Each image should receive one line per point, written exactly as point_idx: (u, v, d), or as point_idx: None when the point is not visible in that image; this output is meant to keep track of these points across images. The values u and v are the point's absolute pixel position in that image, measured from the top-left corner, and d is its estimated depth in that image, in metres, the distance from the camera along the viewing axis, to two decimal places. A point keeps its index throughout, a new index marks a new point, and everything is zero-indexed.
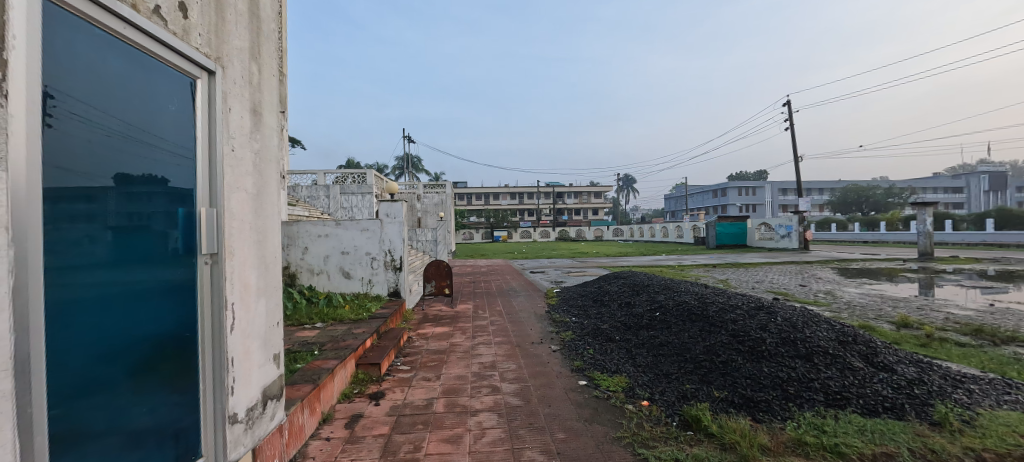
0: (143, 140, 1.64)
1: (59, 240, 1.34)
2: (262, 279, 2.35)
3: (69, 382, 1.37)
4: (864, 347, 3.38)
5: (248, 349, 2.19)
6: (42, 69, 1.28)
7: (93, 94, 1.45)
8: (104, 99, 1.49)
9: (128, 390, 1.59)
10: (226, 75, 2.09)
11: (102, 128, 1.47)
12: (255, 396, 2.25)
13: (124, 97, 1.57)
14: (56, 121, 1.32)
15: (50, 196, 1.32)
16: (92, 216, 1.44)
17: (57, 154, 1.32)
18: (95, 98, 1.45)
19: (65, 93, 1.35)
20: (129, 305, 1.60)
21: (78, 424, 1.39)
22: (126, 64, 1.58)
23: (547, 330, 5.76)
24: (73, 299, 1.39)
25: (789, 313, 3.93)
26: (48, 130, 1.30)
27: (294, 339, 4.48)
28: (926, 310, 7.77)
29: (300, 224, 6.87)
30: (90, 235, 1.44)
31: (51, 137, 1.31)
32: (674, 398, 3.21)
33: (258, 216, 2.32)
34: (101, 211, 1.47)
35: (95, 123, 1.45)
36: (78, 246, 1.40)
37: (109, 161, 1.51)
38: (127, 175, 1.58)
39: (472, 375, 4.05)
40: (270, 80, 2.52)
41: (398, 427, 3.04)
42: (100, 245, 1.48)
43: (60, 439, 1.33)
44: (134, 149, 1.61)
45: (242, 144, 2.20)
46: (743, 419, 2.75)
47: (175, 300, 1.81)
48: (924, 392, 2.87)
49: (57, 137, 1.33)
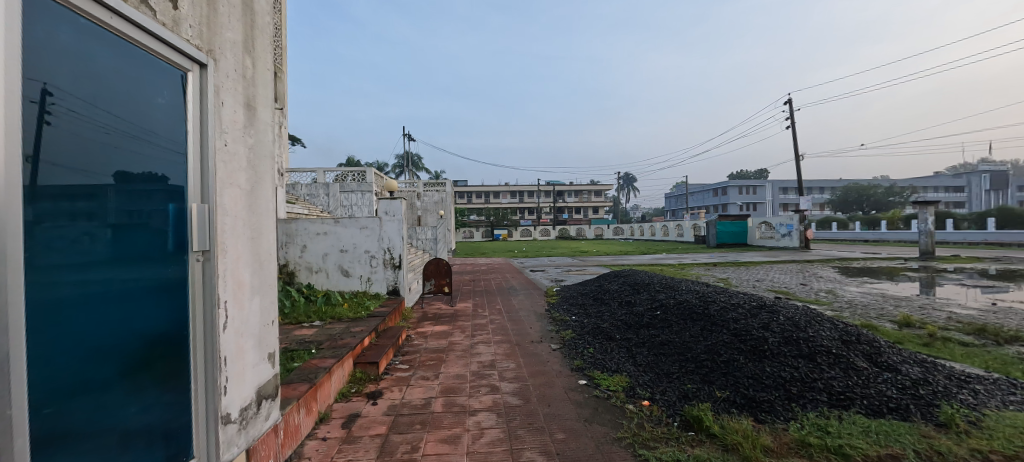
0: (134, 134, 1.60)
1: (56, 236, 1.33)
2: (256, 276, 2.31)
3: (60, 383, 1.34)
4: (868, 347, 3.34)
5: (241, 348, 2.15)
6: (37, 66, 1.27)
7: (90, 90, 1.43)
8: (99, 95, 1.47)
9: (121, 390, 1.55)
10: (218, 68, 2.04)
11: (100, 125, 1.46)
12: (249, 396, 2.20)
13: (113, 90, 1.53)
14: (55, 118, 1.31)
15: (50, 195, 1.31)
16: (91, 214, 1.43)
17: (56, 152, 1.31)
18: (92, 95, 1.44)
19: (63, 91, 1.34)
20: (122, 303, 1.56)
21: (69, 426, 1.36)
22: (114, 56, 1.53)
23: (547, 329, 5.72)
24: (72, 296, 1.38)
25: (792, 312, 3.89)
26: (47, 128, 1.29)
27: (291, 337, 4.44)
28: (928, 309, 7.73)
29: (299, 222, 6.83)
30: (89, 233, 1.43)
31: (51, 135, 1.30)
32: (675, 398, 3.18)
33: (251, 213, 2.27)
34: (100, 209, 1.47)
35: (93, 120, 1.43)
36: (77, 244, 1.39)
37: (109, 158, 1.50)
38: (127, 172, 1.57)
39: (471, 374, 4.01)
40: (265, 75, 2.47)
41: (395, 427, 3.00)
42: (100, 243, 1.47)
43: (50, 441, 1.29)
44: (126, 144, 1.57)
45: (236, 138, 2.15)
46: (745, 420, 2.71)
47: (169, 298, 1.77)
48: (930, 392, 2.83)
49: (56, 135, 1.32)
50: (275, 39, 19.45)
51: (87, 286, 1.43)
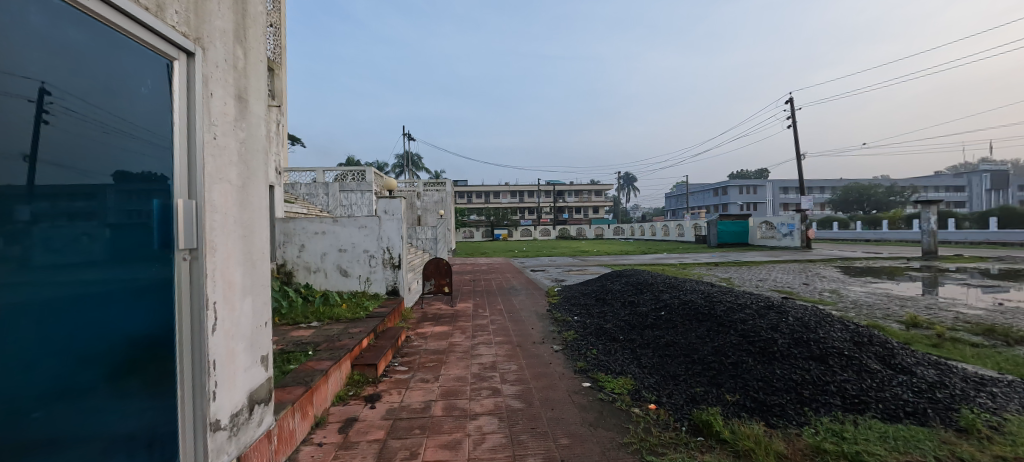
0: (117, 126, 1.51)
1: (56, 237, 1.30)
2: (248, 276, 2.21)
3: (37, 390, 1.26)
4: (880, 349, 3.24)
5: (232, 351, 2.05)
6: (36, 65, 1.24)
7: (85, 88, 1.40)
8: (94, 93, 1.44)
9: (106, 394, 1.48)
10: (207, 57, 1.94)
11: (96, 124, 1.44)
12: (240, 400, 2.11)
13: (92, 78, 1.43)
14: (53, 118, 1.29)
15: (49, 195, 1.28)
16: (91, 214, 1.41)
17: (55, 151, 1.29)
18: (87, 93, 1.41)
19: (61, 90, 1.32)
20: (103, 304, 1.47)
21: (49, 435, 1.28)
22: (93, 41, 1.43)
23: (549, 329, 5.63)
24: (72, 295, 1.36)
25: (801, 312, 3.79)
26: (44, 127, 1.26)
27: (288, 339, 4.34)
28: (935, 309, 7.62)
29: (297, 221, 6.73)
30: (89, 233, 1.41)
31: (50, 135, 1.28)
32: (682, 402, 3.08)
33: (242, 209, 2.18)
34: (100, 208, 1.44)
35: (90, 120, 1.41)
36: (78, 244, 1.37)
37: (106, 158, 1.48)
38: (127, 172, 1.54)
39: (471, 376, 3.91)
40: (257, 66, 2.37)
41: (394, 432, 2.90)
42: (98, 243, 1.45)
43: (31, 450, 1.23)
44: (109, 137, 1.48)
45: (226, 132, 2.06)
46: (756, 425, 2.61)
47: (154, 299, 1.68)
48: (947, 396, 2.73)
49: (55, 134, 1.29)
50: (274, 38, 19.36)
51: (86, 286, 1.41)
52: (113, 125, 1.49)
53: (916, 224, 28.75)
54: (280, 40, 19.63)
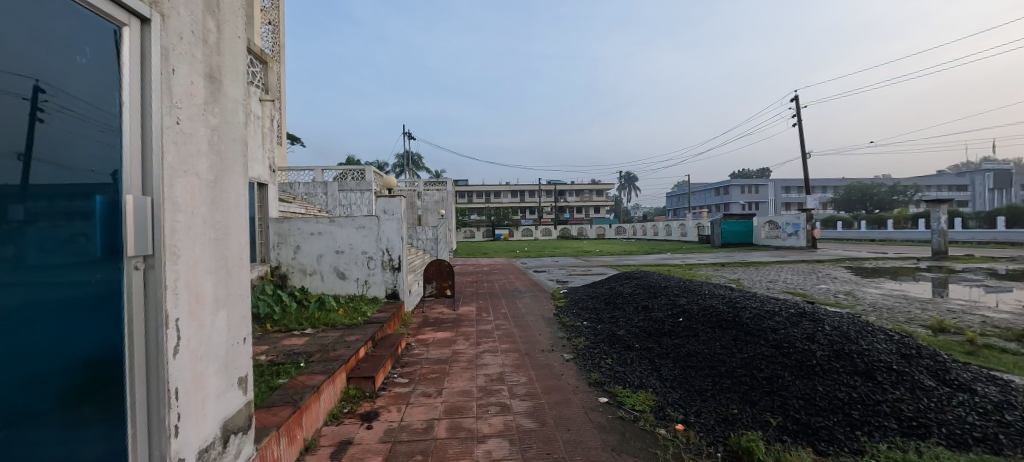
0: (89, 117, 1.34)
1: (49, 237, 1.23)
2: (221, 286, 1.90)
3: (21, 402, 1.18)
4: (932, 363, 2.93)
5: (200, 375, 1.74)
6: (23, 61, 1.17)
7: (72, 79, 1.30)
8: (80, 85, 1.32)
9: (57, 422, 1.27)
10: (167, 25, 1.62)
11: (91, 121, 1.35)
12: (211, 432, 1.80)
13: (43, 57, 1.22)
14: (48, 116, 1.23)
15: (47, 194, 1.22)
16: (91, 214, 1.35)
17: (54, 150, 1.24)
18: (73, 86, 1.30)
19: (59, 88, 1.26)
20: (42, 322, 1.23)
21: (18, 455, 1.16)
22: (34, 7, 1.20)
23: (558, 335, 5.31)
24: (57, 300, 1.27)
25: (837, 320, 3.47)
26: (39, 125, 1.20)
27: (279, 349, 4.02)
28: (958, 312, 7.29)
29: (292, 221, 6.41)
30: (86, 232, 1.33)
31: (44, 133, 1.22)
32: (714, 422, 2.77)
33: (215, 208, 1.86)
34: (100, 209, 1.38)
35: (86, 117, 1.33)
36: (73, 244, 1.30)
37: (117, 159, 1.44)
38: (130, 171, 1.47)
39: (477, 390, 3.60)
40: (234, 43, 2.05)
41: (392, 458, 2.58)
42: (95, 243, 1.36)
43: None
44: (87, 130, 1.33)
45: (194, 116, 1.74)
46: (804, 453, 2.30)
47: (102, 316, 1.40)
48: (1017, 418, 2.42)
49: (50, 132, 1.23)
50: (273, 35, 19.08)
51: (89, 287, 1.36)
52: (87, 115, 1.33)
53: (922, 224, 28.41)
54: (279, 38, 19.36)
